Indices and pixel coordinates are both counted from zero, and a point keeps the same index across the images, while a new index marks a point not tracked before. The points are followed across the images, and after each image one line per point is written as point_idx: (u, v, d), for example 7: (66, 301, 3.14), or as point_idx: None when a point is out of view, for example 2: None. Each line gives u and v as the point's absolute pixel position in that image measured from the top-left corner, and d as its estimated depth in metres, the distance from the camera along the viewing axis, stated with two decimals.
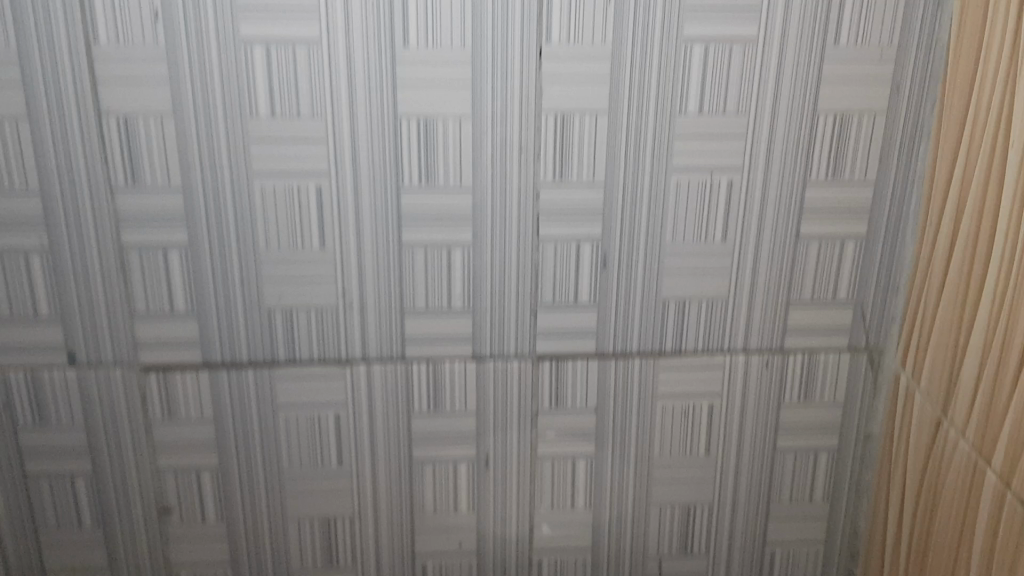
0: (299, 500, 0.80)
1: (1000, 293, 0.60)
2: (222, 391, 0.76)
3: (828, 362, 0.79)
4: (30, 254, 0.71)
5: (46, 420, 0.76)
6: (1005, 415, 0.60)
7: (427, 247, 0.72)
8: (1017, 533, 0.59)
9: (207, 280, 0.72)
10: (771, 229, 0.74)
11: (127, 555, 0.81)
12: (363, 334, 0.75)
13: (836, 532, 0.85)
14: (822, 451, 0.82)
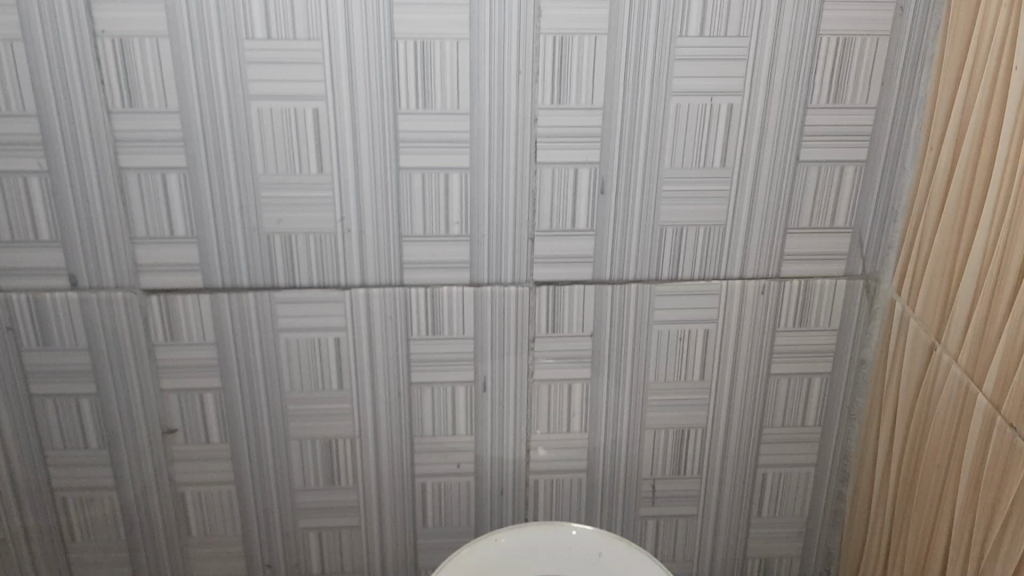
0: (301, 421, 0.82)
1: (998, 220, 0.60)
2: (223, 314, 0.76)
3: (824, 289, 0.79)
4: (28, 177, 0.71)
5: (49, 341, 0.77)
6: (997, 341, 0.61)
7: (424, 172, 0.72)
8: (1006, 455, 0.60)
9: (206, 204, 0.73)
10: (771, 156, 0.74)
11: (134, 470, 0.83)
12: (362, 259, 0.75)
13: (828, 454, 0.87)
14: (816, 376, 0.83)
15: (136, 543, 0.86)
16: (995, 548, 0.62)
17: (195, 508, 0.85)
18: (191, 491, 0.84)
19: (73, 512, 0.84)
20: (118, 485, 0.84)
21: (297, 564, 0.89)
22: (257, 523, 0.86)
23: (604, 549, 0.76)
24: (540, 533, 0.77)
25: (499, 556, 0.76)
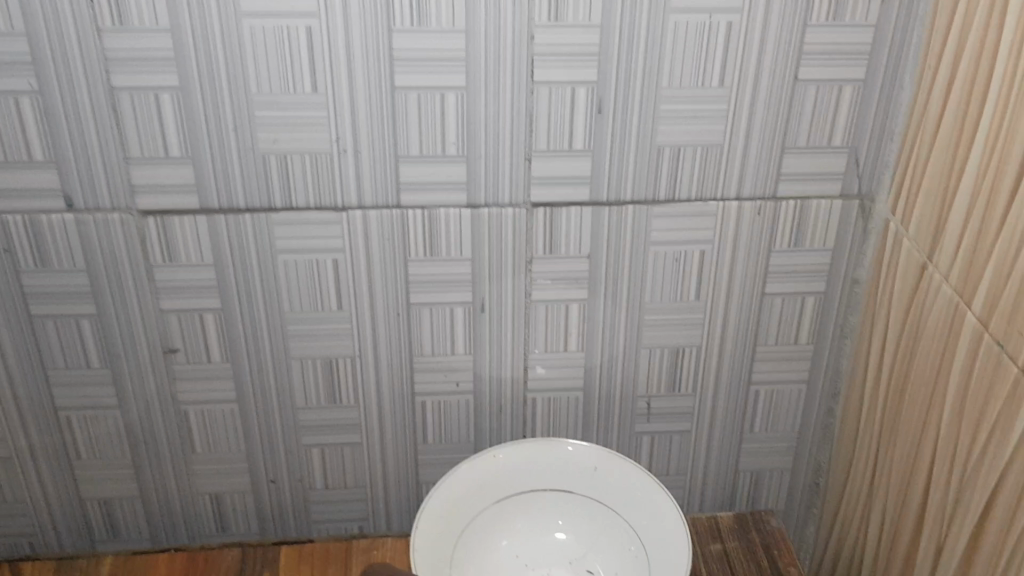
0: (301, 341, 0.83)
1: (993, 140, 0.60)
2: (221, 235, 0.77)
3: (821, 209, 0.79)
4: (19, 97, 0.70)
5: (48, 263, 0.77)
6: (987, 260, 0.61)
7: (420, 91, 0.72)
8: (992, 371, 0.61)
9: (200, 125, 0.72)
10: (770, 74, 0.73)
11: (136, 389, 0.84)
12: (358, 180, 0.75)
13: (820, 373, 0.88)
14: (810, 295, 0.84)
15: (141, 460, 0.88)
16: (978, 462, 0.64)
17: (198, 427, 0.87)
18: (194, 410, 0.86)
19: (78, 431, 0.86)
20: (121, 405, 0.85)
21: (300, 480, 0.91)
22: (260, 441, 0.88)
23: (599, 463, 0.79)
24: (536, 449, 0.80)
25: (497, 471, 0.79)
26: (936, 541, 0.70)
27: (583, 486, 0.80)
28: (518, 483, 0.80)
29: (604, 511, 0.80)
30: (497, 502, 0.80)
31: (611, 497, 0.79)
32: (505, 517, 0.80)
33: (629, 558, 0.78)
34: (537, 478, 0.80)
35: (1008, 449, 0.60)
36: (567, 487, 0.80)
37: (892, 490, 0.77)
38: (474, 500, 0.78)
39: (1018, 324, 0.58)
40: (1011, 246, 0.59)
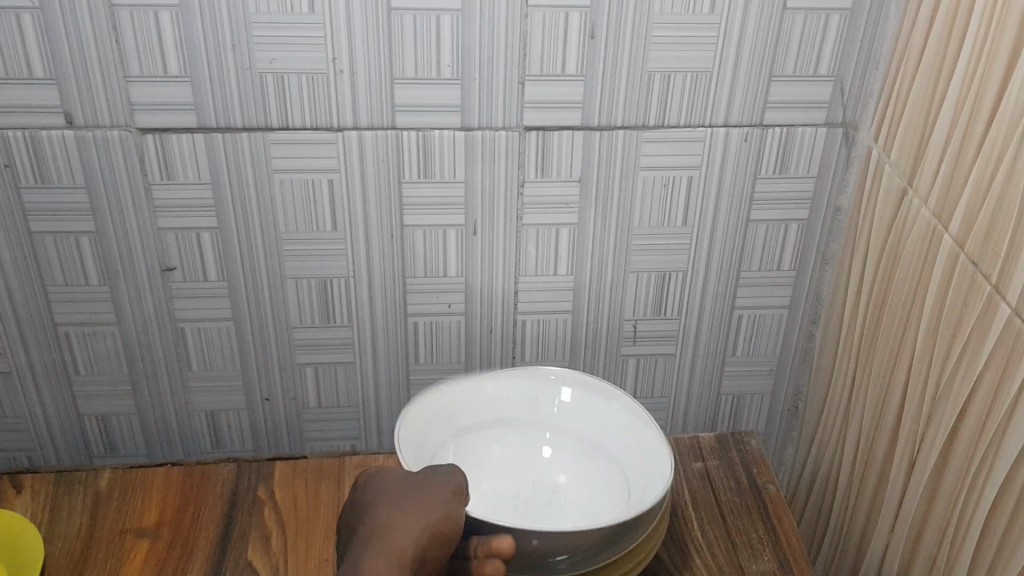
0: (296, 261, 0.85)
1: (975, 66, 0.62)
2: (219, 155, 0.78)
3: (805, 137, 0.81)
4: (20, 13, 0.71)
5: (48, 180, 0.78)
6: (965, 182, 0.64)
7: (416, 13, 0.73)
8: (967, 289, 0.64)
9: (198, 43, 0.73)
10: (759, 1, 0.74)
11: (134, 307, 0.86)
12: (355, 102, 0.76)
13: (801, 298, 0.91)
14: (793, 223, 0.86)
15: (139, 376, 0.91)
16: (950, 377, 0.67)
17: (195, 345, 0.89)
18: (191, 328, 0.88)
19: (77, 348, 0.88)
20: (119, 322, 0.87)
21: (295, 397, 0.94)
22: (256, 359, 0.91)
23: (578, 402, 0.83)
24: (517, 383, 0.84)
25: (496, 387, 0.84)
26: (910, 453, 0.73)
27: (563, 426, 0.83)
28: (499, 422, 0.83)
29: (582, 451, 0.82)
30: (478, 439, 0.82)
31: (590, 437, 0.82)
32: (483, 458, 0.82)
33: (608, 489, 0.78)
34: (519, 421, 0.83)
35: (979, 362, 0.63)
36: (549, 432, 0.83)
37: (868, 409, 0.80)
38: (454, 427, 0.81)
39: (992, 243, 0.61)
40: (988, 168, 0.61)
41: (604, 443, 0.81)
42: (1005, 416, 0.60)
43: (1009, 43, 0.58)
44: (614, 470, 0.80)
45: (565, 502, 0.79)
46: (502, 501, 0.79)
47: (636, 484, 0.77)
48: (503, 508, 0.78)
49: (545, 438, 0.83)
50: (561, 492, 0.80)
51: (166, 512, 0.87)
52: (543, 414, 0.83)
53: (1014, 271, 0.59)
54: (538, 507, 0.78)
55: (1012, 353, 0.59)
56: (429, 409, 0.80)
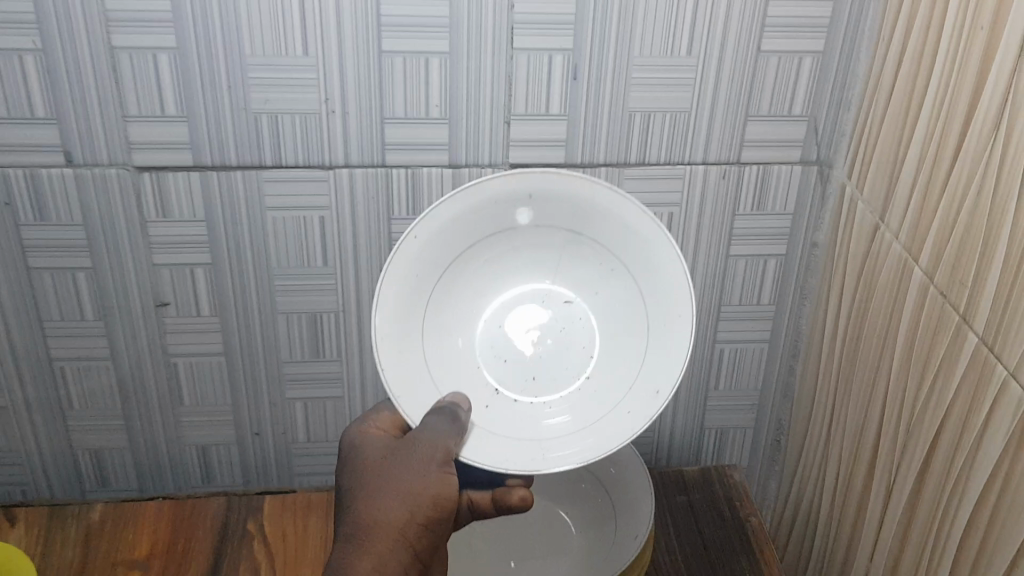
0: (288, 295, 0.87)
1: (938, 104, 0.65)
2: (213, 193, 0.80)
3: (781, 174, 0.84)
4: (23, 55, 0.73)
5: (46, 217, 0.81)
6: (932, 215, 0.66)
7: (405, 55, 0.76)
8: (936, 320, 0.66)
9: (195, 84, 0.76)
10: (734, 44, 0.78)
11: (127, 342, 0.88)
12: (346, 141, 0.79)
13: (781, 332, 0.93)
14: (771, 257, 0.89)
15: (132, 411, 0.92)
16: (924, 404, 0.68)
17: (187, 378, 0.91)
18: (184, 362, 0.90)
19: (71, 383, 0.90)
20: (113, 357, 0.88)
21: (284, 431, 0.95)
22: (246, 392, 0.92)
23: (592, 195, 0.66)
24: (515, 204, 0.67)
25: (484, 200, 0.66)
26: (888, 482, 0.75)
27: (576, 254, 0.70)
28: (498, 233, 0.69)
29: (597, 270, 0.70)
30: (480, 276, 0.71)
31: (610, 222, 0.67)
32: (488, 289, 0.71)
33: (630, 350, 0.69)
34: (526, 254, 0.71)
35: (951, 388, 0.64)
36: (560, 257, 0.71)
37: (847, 439, 0.82)
38: (446, 280, 0.69)
39: (959, 274, 0.63)
40: (954, 202, 0.63)
41: (626, 224, 0.67)
42: (975, 442, 0.61)
43: (970, 82, 0.61)
44: (636, 299, 0.69)
45: (580, 345, 0.71)
46: (507, 382, 0.70)
47: (655, 342, 0.67)
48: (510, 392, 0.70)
49: (555, 265, 0.71)
50: (543, 363, 0.71)
51: (156, 544, 0.88)
52: (553, 210, 0.68)
53: (980, 300, 0.60)
54: (548, 364, 0.71)
55: (980, 380, 0.60)
56: (411, 273, 0.67)
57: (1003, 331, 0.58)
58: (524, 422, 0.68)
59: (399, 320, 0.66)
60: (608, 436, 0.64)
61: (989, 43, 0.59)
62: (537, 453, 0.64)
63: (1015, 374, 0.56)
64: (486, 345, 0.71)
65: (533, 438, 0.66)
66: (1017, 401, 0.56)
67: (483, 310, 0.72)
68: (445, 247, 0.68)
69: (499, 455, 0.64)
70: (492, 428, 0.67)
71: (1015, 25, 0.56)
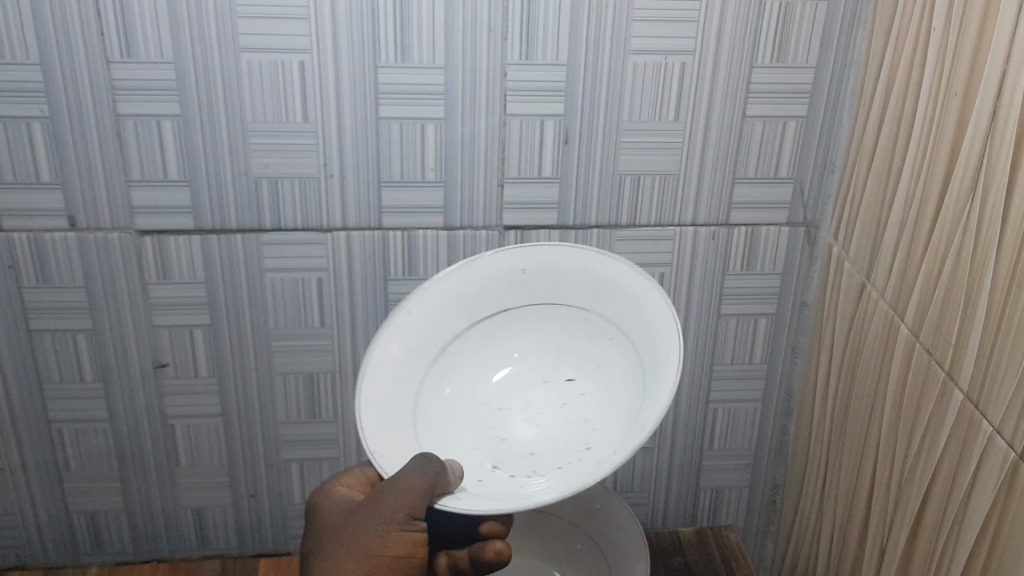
0: (285, 357, 0.88)
1: (918, 165, 0.67)
2: (213, 255, 0.82)
3: (769, 235, 0.86)
4: (31, 122, 0.76)
5: (49, 280, 0.82)
6: (916, 274, 0.67)
7: (402, 121, 0.78)
8: (923, 377, 0.66)
9: (197, 149, 0.78)
10: (720, 109, 0.80)
11: (124, 403, 0.89)
12: (343, 204, 0.81)
13: (773, 391, 0.94)
14: (762, 317, 0.90)
15: (128, 472, 0.92)
16: (913, 462, 0.68)
17: (184, 440, 0.91)
18: (180, 424, 0.90)
19: (68, 446, 0.90)
20: (111, 419, 0.89)
21: (279, 493, 0.95)
22: (242, 454, 0.92)
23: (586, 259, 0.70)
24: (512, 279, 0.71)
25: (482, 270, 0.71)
26: (880, 543, 0.74)
27: (580, 330, 0.71)
28: (499, 310, 0.72)
29: (600, 343, 0.71)
30: (483, 359, 0.72)
31: (604, 287, 0.70)
32: (491, 370, 0.72)
33: (626, 406, 0.66)
34: (530, 334, 0.72)
35: (939, 444, 0.64)
36: (562, 332, 0.72)
37: (840, 499, 0.82)
38: (449, 354, 0.71)
39: (943, 332, 0.64)
40: (937, 260, 0.64)
41: (621, 286, 0.69)
42: (963, 500, 0.61)
43: (946, 143, 0.63)
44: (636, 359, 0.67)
45: (580, 416, 0.69)
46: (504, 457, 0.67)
47: (649, 387, 0.64)
48: (507, 465, 0.67)
49: (558, 342, 0.72)
50: (542, 438, 0.69)
51: None
52: (551, 284, 0.71)
53: (963, 357, 0.61)
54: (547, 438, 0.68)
55: (967, 436, 0.61)
56: (413, 343, 0.69)
57: (986, 387, 0.58)
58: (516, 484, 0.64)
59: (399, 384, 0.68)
60: (593, 474, 0.60)
61: (964, 105, 0.61)
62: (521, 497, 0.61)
63: (1000, 430, 0.57)
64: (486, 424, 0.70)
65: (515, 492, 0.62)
66: (1003, 457, 0.56)
67: (486, 392, 0.71)
68: (444, 319, 0.71)
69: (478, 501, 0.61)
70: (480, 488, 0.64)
71: (988, 88, 0.58)
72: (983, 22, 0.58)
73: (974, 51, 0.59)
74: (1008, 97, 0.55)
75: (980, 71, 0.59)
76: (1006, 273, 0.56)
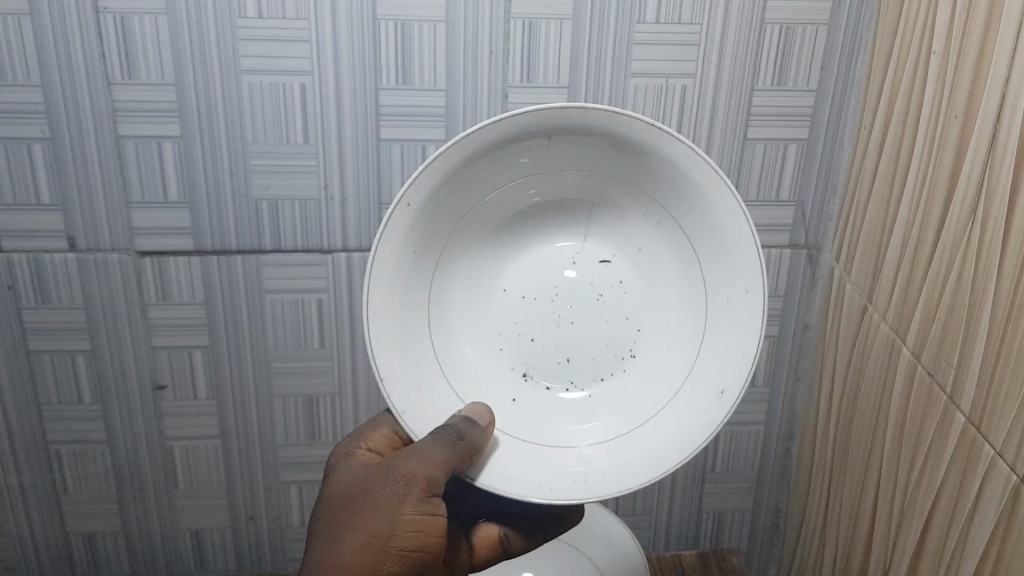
0: (284, 379, 0.87)
1: (920, 188, 0.67)
2: (213, 276, 0.82)
3: (771, 257, 0.86)
4: (32, 143, 0.76)
5: (48, 301, 0.82)
6: (918, 296, 0.67)
7: (403, 144, 0.78)
8: (925, 401, 0.66)
9: (198, 171, 0.78)
10: (721, 132, 0.80)
11: (123, 424, 0.88)
12: (344, 225, 0.81)
13: (775, 414, 0.93)
14: (763, 339, 0.90)
15: (125, 494, 0.91)
16: (915, 485, 0.67)
17: (182, 462, 0.91)
18: (179, 445, 0.90)
19: (66, 467, 0.89)
20: (109, 441, 0.89)
21: (278, 516, 0.94)
22: (241, 475, 0.92)
23: (617, 127, 0.58)
24: (515, 164, 0.61)
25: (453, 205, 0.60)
26: (882, 569, 0.73)
27: (608, 199, 0.63)
28: (515, 207, 0.63)
29: (643, 228, 0.63)
30: (490, 243, 0.64)
31: (660, 174, 0.60)
32: (507, 259, 0.65)
33: (683, 325, 0.63)
34: (565, 210, 0.64)
35: (941, 467, 0.64)
36: (582, 183, 0.63)
37: (842, 525, 0.81)
38: (450, 252, 0.63)
39: (945, 355, 0.63)
40: (937, 284, 0.64)
41: (691, 180, 0.59)
42: (965, 524, 0.61)
43: (947, 165, 0.63)
44: (683, 255, 0.62)
45: (621, 314, 0.64)
46: (536, 362, 0.64)
47: (714, 318, 0.61)
48: (541, 374, 0.64)
49: (587, 222, 0.64)
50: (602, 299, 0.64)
51: None
52: (575, 154, 0.61)
53: (965, 381, 0.60)
54: (585, 339, 0.64)
55: (969, 460, 0.60)
56: (405, 246, 0.59)
57: (987, 412, 0.58)
58: (565, 418, 0.63)
59: (383, 301, 0.59)
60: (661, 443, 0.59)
61: (965, 128, 0.60)
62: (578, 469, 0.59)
63: (1001, 455, 0.56)
64: (508, 320, 0.64)
65: (582, 447, 0.61)
66: (1005, 482, 0.56)
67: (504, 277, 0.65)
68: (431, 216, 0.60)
69: (535, 478, 0.58)
70: (522, 433, 0.62)
71: (988, 114, 0.57)
72: (982, 47, 0.58)
73: (974, 75, 0.59)
74: (1007, 122, 0.55)
75: (980, 96, 0.58)
76: (1005, 299, 0.55)
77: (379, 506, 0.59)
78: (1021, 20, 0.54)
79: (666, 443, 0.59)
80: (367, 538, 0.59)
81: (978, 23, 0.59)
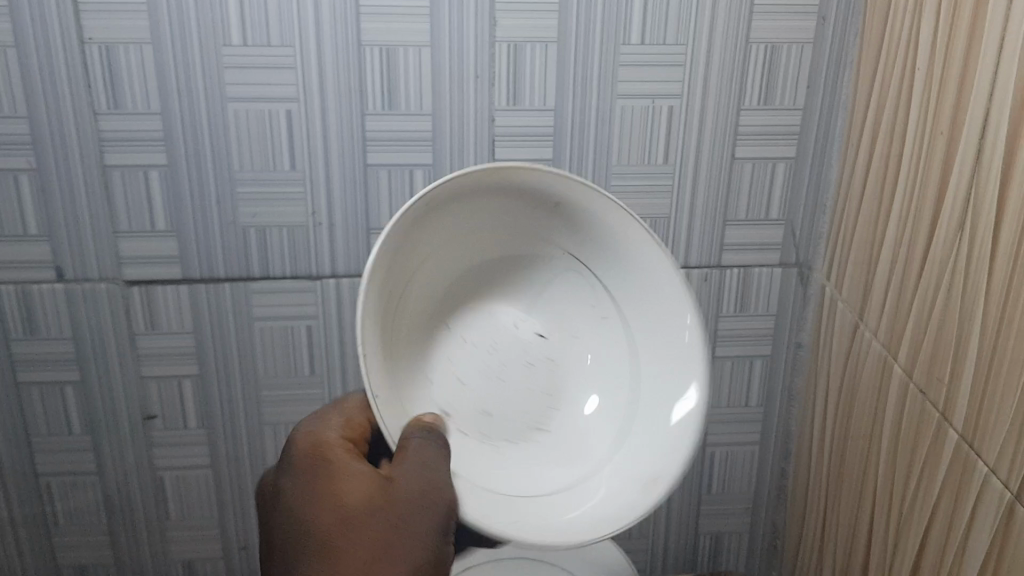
0: (275, 407, 0.86)
1: (908, 205, 0.66)
2: (202, 304, 0.81)
3: (761, 275, 0.85)
4: (18, 174, 0.76)
5: (37, 332, 0.81)
6: (908, 312, 0.66)
7: (390, 169, 0.78)
8: (918, 418, 0.65)
9: (185, 199, 0.78)
10: (708, 152, 0.80)
11: (113, 454, 0.87)
12: (332, 252, 0.80)
13: (770, 434, 0.93)
14: (757, 358, 0.89)
15: (117, 527, 0.90)
16: (911, 504, 0.66)
17: (174, 493, 0.90)
18: (169, 475, 0.89)
19: (57, 499, 0.89)
20: (99, 472, 0.88)
21: None
22: (233, 505, 0.91)
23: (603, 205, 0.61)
24: (493, 211, 0.62)
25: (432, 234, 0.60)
26: None
27: (554, 276, 0.65)
28: (473, 260, 0.64)
29: (576, 304, 0.66)
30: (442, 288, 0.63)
31: (620, 265, 0.64)
32: (449, 309, 0.64)
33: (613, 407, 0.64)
34: (516, 274, 0.65)
35: (936, 484, 0.63)
36: (539, 250, 0.64)
37: (839, 546, 0.80)
38: (415, 279, 0.61)
39: (936, 371, 0.63)
40: (927, 300, 0.64)
41: (646, 277, 0.63)
42: (961, 540, 0.60)
43: (934, 180, 0.62)
44: (614, 344, 0.65)
45: (552, 390, 0.65)
46: (460, 411, 0.63)
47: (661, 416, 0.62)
48: (464, 425, 0.62)
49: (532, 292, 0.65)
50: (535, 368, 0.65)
51: None
52: (546, 222, 0.63)
53: (957, 397, 0.60)
54: (515, 399, 0.64)
55: (962, 477, 0.59)
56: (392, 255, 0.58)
57: (980, 427, 0.57)
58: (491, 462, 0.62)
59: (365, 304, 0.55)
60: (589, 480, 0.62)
61: (950, 142, 0.60)
62: (523, 505, 0.59)
63: (994, 471, 0.56)
64: (445, 364, 0.63)
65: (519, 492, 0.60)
66: (999, 499, 0.55)
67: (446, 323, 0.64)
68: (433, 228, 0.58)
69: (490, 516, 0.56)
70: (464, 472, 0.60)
71: (972, 129, 0.57)
72: (965, 63, 0.58)
73: (958, 90, 0.59)
74: (992, 134, 0.55)
75: (965, 111, 0.58)
76: (995, 314, 0.55)
77: (375, 507, 0.55)
78: (1002, 36, 0.54)
79: (603, 497, 0.61)
80: (370, 543, 0.54)
81: (961, 37, 0.59)
